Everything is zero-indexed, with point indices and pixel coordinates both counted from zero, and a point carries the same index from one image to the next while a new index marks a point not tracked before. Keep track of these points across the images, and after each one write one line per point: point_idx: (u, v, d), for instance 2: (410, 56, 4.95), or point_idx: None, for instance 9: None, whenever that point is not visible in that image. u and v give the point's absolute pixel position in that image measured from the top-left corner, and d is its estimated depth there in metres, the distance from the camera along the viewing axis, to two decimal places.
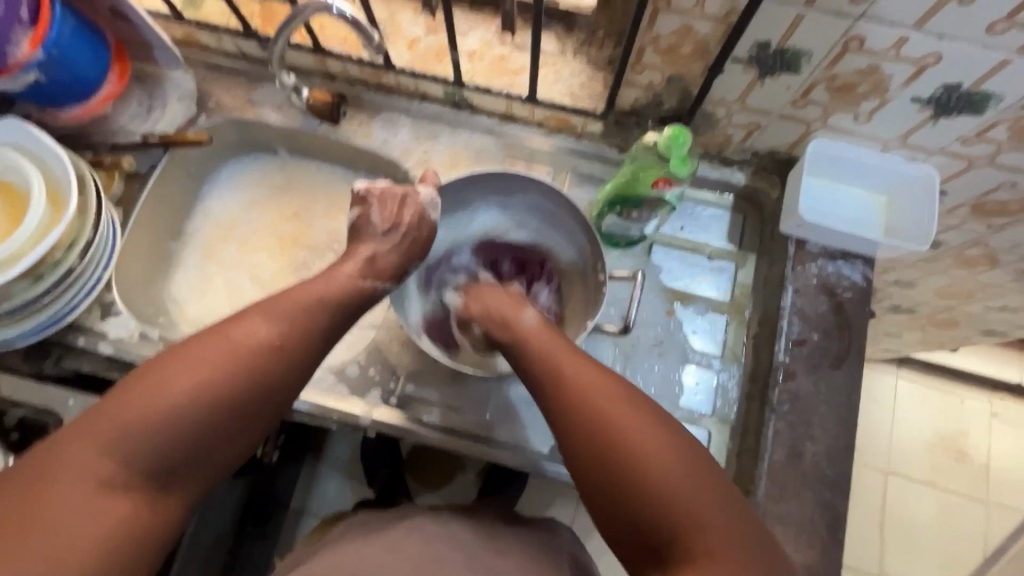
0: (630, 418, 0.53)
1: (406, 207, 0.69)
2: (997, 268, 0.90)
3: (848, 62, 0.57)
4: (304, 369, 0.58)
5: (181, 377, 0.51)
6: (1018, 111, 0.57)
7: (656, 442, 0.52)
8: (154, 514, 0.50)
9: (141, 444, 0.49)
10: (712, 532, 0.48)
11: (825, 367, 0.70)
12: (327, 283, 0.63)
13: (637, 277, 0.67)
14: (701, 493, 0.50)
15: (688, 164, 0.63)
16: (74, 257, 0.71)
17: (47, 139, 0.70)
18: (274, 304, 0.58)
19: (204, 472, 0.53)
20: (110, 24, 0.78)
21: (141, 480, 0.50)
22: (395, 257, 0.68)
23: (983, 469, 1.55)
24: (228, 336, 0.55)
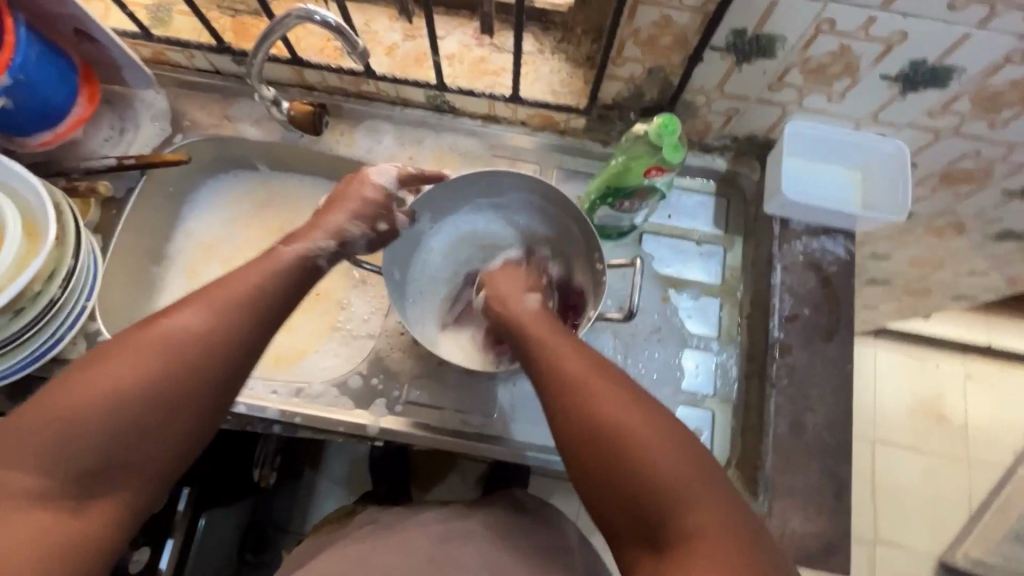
0: (615, 402, 0.52)
1: (357, 179, 0.70)
2: (965, 234, 0.94)
3: (820, 44, 0.60)
4: (242, 360, 0.55)
5: (106, 375, 0.49)
6: (980, 82, 0.60)
7: (622, 409, 0.52)
8: (84, 523, 0.48)
9: (71, 443, 0.47)
10: (699, 515, 0.47)
11: (818, 339, 0.73)
12: (265, 265, 0.61)
13: (636, 264, 0.68)
14: (669, 458, 0.49)
15: (680, 151, 0.63)
16: (55, 287, 0.68)
17: (17, 168, 0.67)
18: (210, 292, 0.56)
19: (144, 474, 0.51)
20: (75, 46, 0.76)
21: (65, 487, 0.47)
22: (341, 214, 0.67)
23: (962, 430, 1.62)
24: (159, 327, 0.53)
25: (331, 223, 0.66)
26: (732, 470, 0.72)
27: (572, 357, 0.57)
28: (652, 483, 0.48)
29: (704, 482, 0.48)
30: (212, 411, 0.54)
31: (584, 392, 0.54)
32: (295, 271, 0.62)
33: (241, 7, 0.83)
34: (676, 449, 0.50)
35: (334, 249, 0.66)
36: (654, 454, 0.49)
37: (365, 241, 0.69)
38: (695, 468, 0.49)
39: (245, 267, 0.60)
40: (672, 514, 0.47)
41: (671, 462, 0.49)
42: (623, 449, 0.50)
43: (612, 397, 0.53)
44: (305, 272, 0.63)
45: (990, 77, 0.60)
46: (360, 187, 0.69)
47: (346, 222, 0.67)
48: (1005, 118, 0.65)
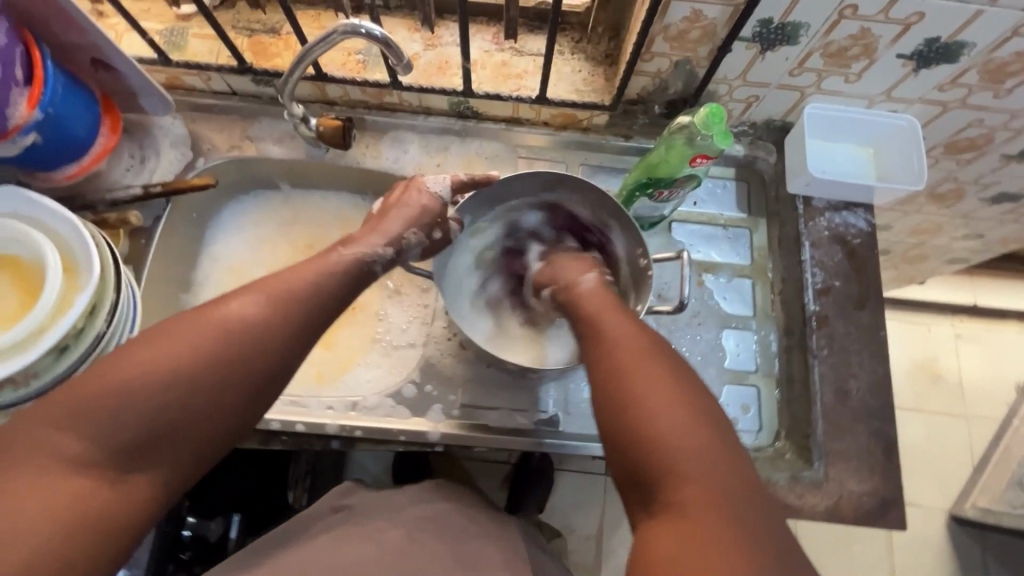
0: (653, 371, 0.53)
1: (413, 187, 0.72)
2: (965, 198, 0.99)
3: (841, 29, 0.63)
4: (283, 361, 0.55)
5: (159, 350, 0.50)
6: (988, 55, 0.64)
7: (645, 386, 0.52)
8: (110, 498, 0.47)
9: (108, 420, 0.47)
10: (712, 482, 0.47)
11: (851, 308, 0.76)
12: (324, 264, 0.62)
13: (682, 256, 0.71)
14: (685, 441, 0.49)
15: (728, 138, 0.64)
16: (100, 321, 0.67)
17: (52, 204, 0.66)
18: (267, 284, 0.57)
19: (173, 458, 0.50)
20: (93, 77, 0.74)
21: (100, 457, 0.47)
22: (400, 223, 0.69)
23: (958, 387, 1.70)
24: (211, 316, 0.53)
25: (388, 230, 0.68)
26: (783, 440, 0.75)
27: (613, 331, 0.58)
28: (672, 447, 0.49)
29: (718, 467, 0.48)
30: (246, 405, 0.53)
31: (615, 364, 0.55)
32: (352, 273, 0.63)
33: (257, 26, 0.82)
34: (694, 432, 0.49)
35: (391, 256, 0.68)
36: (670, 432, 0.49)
37: (419, 248, 0.71)
38: (715, 443, 0.49)
39: (303, 264, 0.61)
40: (673, 489, 0.47)
41: (692, 447, 0.48)
42: (641, 423, 0.50)
43: (642, 375, 0.53)
44: (360, 275, 0.64)
45: (997, 49, 0.64)
46: (417, 195, 0.71)
47: (405, 230, 0.69)
48: (1009, 88, 0.69)
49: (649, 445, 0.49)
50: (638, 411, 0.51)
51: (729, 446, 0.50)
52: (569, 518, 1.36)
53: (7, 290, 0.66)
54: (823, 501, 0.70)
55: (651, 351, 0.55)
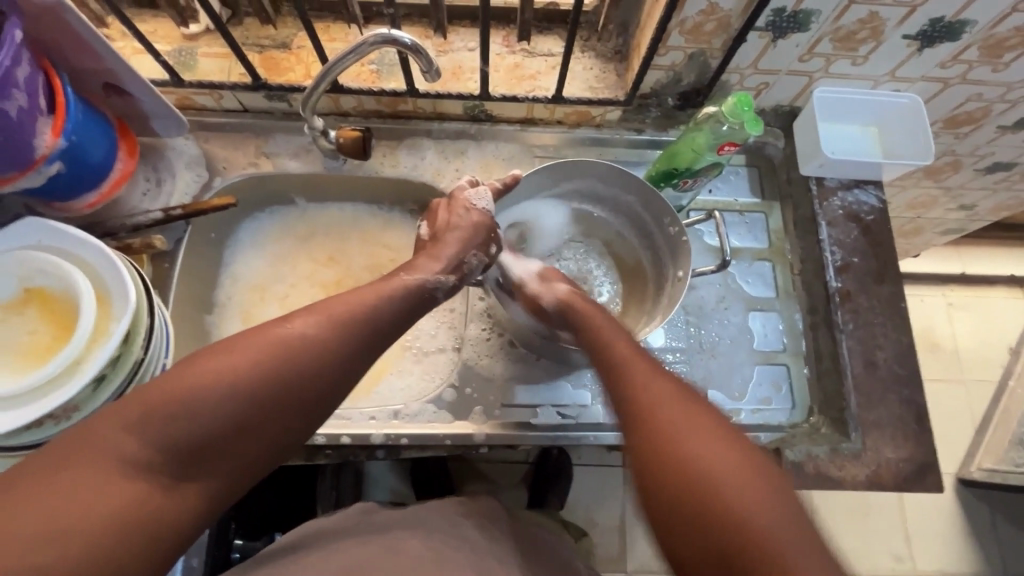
0: (689, 423, 0.52)
1: (459, 205, 0.72)
2: (960, 171, 1.03)
3: (850, 14, 0.66)
4: (335, 385, 0.55)
5: (221, 362, 0.50)
6: (988, 31, 0.67)
7: (678, 427, 0.51)
8: (162, 502, 0.46)
9: (166, 424, 0.47)
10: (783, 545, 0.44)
11: (872, 282, 0.79)
12: (381, 285, 0.62)
13: (720, 221, 0.74)
14: (734, 483, 0.47)
15: (758, 125, 0.65)
16: (137, 347, 0.66)
17: (81, 235, 0.65)
18: (327, 304, 0.58)
19: (220, 469, 0.49)
20: (105, 102, 0.73)
21: (159, 462, 0.46)
22: (458, 247, 0.69)
23: (953, 354, 1.76)
24: (270, 334, 0.53)
25: (447, 256, 0.68)
26: (817, 416, 0.76)
27: (638, 366, 0.58)
28: (731, 511, 0.46)
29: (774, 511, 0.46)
30: (295, 423, 0.53)
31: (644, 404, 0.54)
32: (414, 299, 0.64)
33: (267, 41, 0.82)
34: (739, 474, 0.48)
35: (453, 283, 0.68)
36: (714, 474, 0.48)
37: (482, 268, 0.72)
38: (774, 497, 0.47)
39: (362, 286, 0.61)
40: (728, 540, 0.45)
41: (755, 505, 0.46)
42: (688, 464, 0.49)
43: (675, 420, 0.52)
44: (421, 299, 0.65)
45: (997, 26, 0.67)
46: (465, 212, 0.72)
47: (465, 253, 0.69)
48: (1007, 62, 0.73)
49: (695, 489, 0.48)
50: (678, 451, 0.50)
51: (777, 485, 0.48)
52: (593, 512, 1.37)
53: (38, 323, 0.65)
54: (862, 470, 0.72)
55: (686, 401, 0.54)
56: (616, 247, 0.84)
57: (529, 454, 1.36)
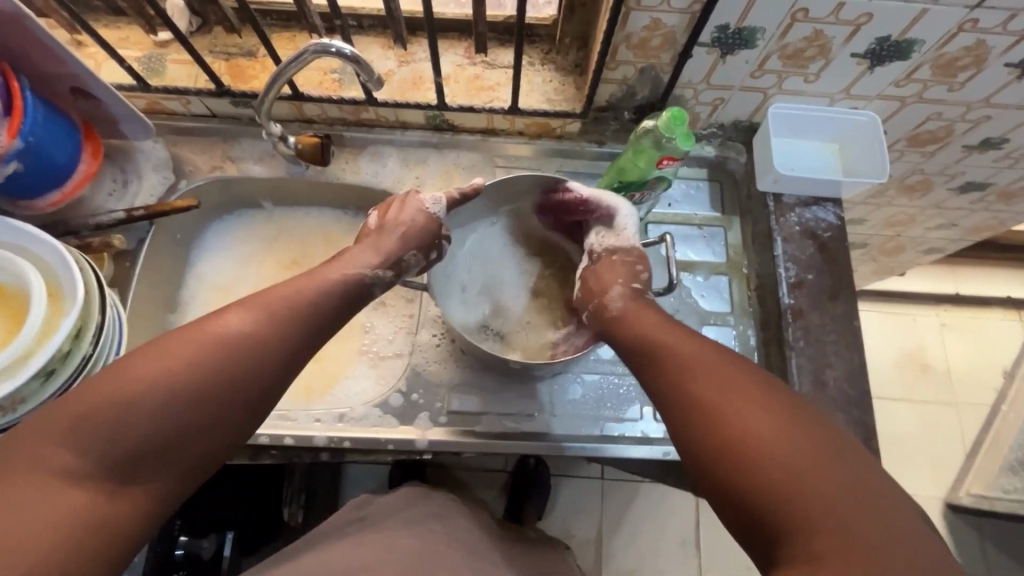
0: (736, 397, 0.51)
1: (409, 204, 0.72)
2: (933, 190, 1.02)
3: (796, 32, 0.66)
4: (280, 373, 0.57)
5: (162, 362, 0.51)
6: (938, 51, 0.67)
7: (725, 400, 0.51)
8: (110, 505, 0.47)
9: (106, 428, 0.47)
10: (841, 511, 0.44)
11: (825, 300, 0.78)
12: (316, 279, 0.63)
13: (667, 241, 0.73)
14: (792, 455, 0.47)
15: (691, 139, 0.66)
16: (85, 344, 0.67)
17: (36, 231, 0.67)
18: (262, 298, 0.59)
19: (169, 467, 0.50)
20: (73, 105, 0.76)
21: (101, 469, 0.47)
22: (398, 245, 0.69)
23: (945, 375, 1.72)
24: (206, 330, 0.54)
25: (387, 251, 0.69)
26: None
27: (693, 358, 0.56)
28: (785, 480, 0.46)
29: (869, 508, 0.44)
30: (244, 413, 0.54)
31: (705, 399, 0.52)
32: (346, 298, 0.64)
33: (234, 50, 0.84)
34: (831, 469, 0.46)
35: (388, 279, 0.69)
36: (806, 471, 0.45)
37: (419, 268, 0.72)
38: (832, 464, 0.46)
39: (299, 278, 0.63)
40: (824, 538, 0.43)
41: (810, 473, 0.45)
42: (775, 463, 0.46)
43: (718, 397, 0.52)
44: (357, 297, 0.65)
45: (946, 45, 0.66)
46: (413, 212, 0.72)
47: (404, 252, 0.70)
48: (962, 81, 0.72)
49: (778, 490, 0.45)
50: (756, 451, 0.47)
51: (836, 456, 0.47)
52: (569, 524, 1.36)
53: None
54: None
55: (735, 375, 0.53)
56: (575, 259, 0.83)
57: (507, 463, 1.34)
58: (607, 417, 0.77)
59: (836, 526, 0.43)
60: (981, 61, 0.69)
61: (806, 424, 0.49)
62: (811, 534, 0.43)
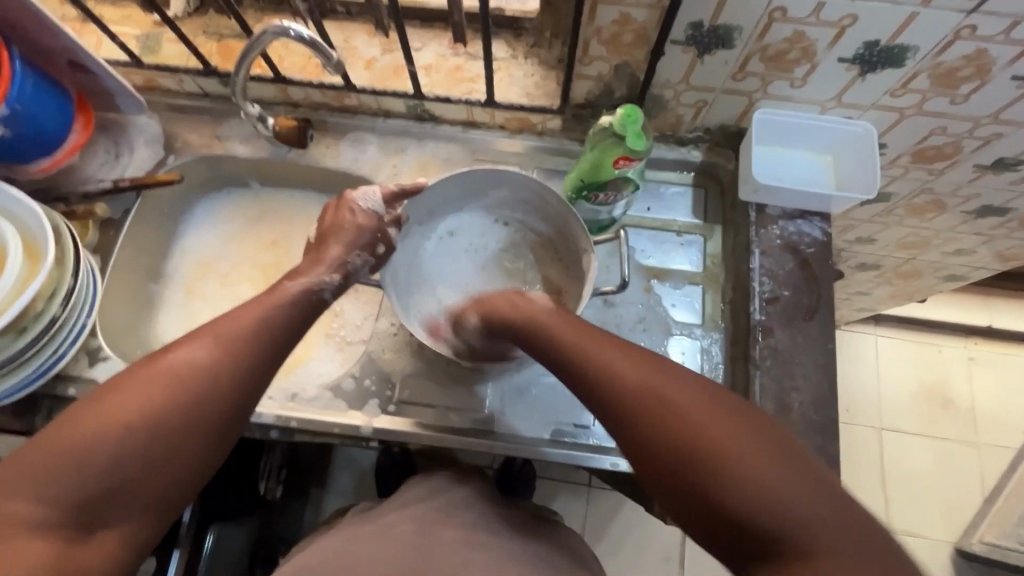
0: (674, 396, 0.50)
1: (346, 207, 0.72)
2: (946, 211, 0.94)
3: (775, 32, 0.63)
4: (241, 399, 0.57)
5: (114, 406, 0.51)
6: (935, 59, 0.62)
7: (661, 401, 0.50)
8: (84, 551, 0.49)
9: (68, 475, 0.48)
10: (791, 497, 0.44)
11: (800, 319, 0.74)
12: (268, 302, 0.63)
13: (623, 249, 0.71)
14: (735, 451, 0.46)
15: (643, 138, 0.66)
16: (56, 305, 0.71)
17: (18, 195, 0.71)
18: (213, 327, 0.58)
19: (142, 504, 0.52)
20: (71, 77, 0.79)
21: (64, 518, 0.48)
22: (342, 249, 0.70)
23: (969, 413, 1.60)
24: (158, 367, 0.54)
25: (331, 257, 0.69)
26: None
27: (620, 359, 0.54)
28: (735, 475, 0.45)
29: (837, 513, 0.44)
30: (211, 441, 0.55)
31: (642, 404, 0.50)
32: (301, 304, 0.65)
33: (225, 31, 0.87)
34: (775, 458, 0.46)
35: (339, 283, 0.69)
36: (751, 466, 0.45)
37: (367, 268, 0.73)
38: (771, 448, 0.47)
39: (247, 303, 0.62)
40: (777, 532, 0.44)
41: (754, 464, 0.46)
42: (729, 476, 0.46)
43: (653, 395, 0.50)
44: (311, 304, 0.66)
45: (943, 53, 0.62)
46: (353, 215, 0.72)
47: (347, 254, 0.70)
48: (965, 93, 0.67)
49: (730, 484, 0.45)
50: (694, 458, 0.47)
51: (773, 440, 0.47)
52: None
53: None
54: None
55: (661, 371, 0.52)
56: (541, 250, 0.82)
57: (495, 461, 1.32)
58: (560, 420, 0.75)
59: (792, 509, 0.44)
60: (984, 72, 0.63)
61: (731, 409, 0.49)
62: (766, 526, 0.44)
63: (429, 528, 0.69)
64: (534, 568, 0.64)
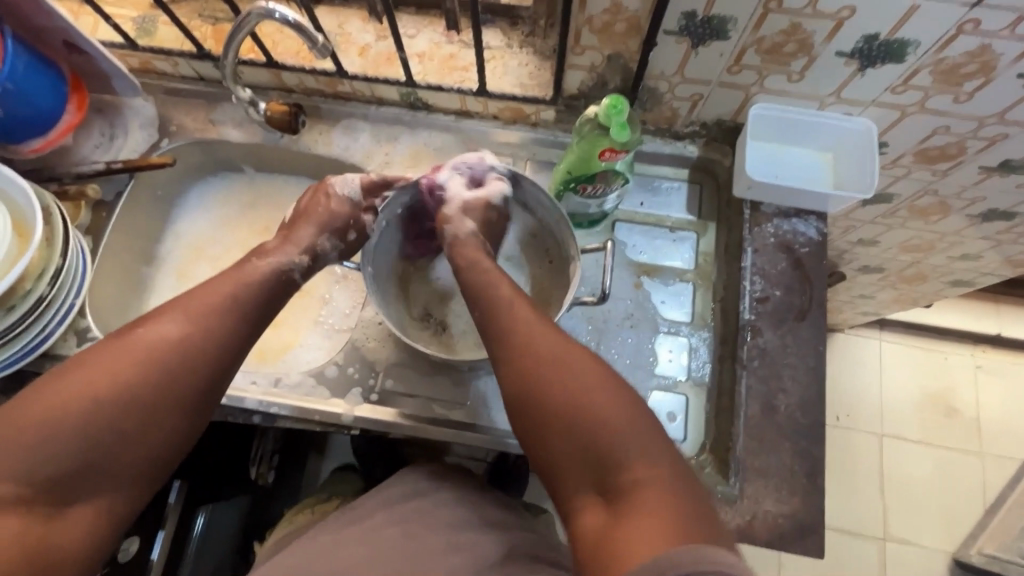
0: (567, 360, 0.55)
1: (322, 192, 0.74)
2: (951, 214, 0.92)
3: (771, 24, 0.61)
4: (215, 376, 0.58)
5: (85, 379, 0.52)
6: (937, 54, 0.60)
7: (553, 362, 0.55)
8: (60, 524, 0.51)
9: (39, 447, 0.50)
10: (635, 459, 0.50)
11: (790, 320, 0.73)
12: (245, 278, 0.63)
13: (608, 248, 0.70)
14: (601, 412, 0.52)
15: (627, 130, 0.65)
16: (44, 284, 0.71)
17: (10, 174, 0.71)
18: (183, 303, 0.59)
19: (113, 478, 0.53)
20: (66, 58, 0.79)
21: (36, 490, 0.50)
22: (313, 231, 0.72)
23: (973, 423, 1.56)
24: (133, 342, 0.55)
25: (300, 239, 0.71)
26: (706, 453, 0.71)
27: (525, 324, 0.59)
28: (594, 431, 0.51)
29: (684, 484, 0.49)
30: (182, 418, 0.56)
31: (538, 361, 0.56)
32: (271, 284, 0.65)
33: (221, 15, 0.87)
34: (634, 425, 0.52)
35: (308, 263, 0.70)
36: (610, 426, 0.51)
37: (336, 253, 0.74)
38: (634, 417, 0.52)
39: (217, 280, 0.63)
40: (616, 482, 0.50)
41: (612, 425, 0.51)
42: (591, 430, 0.52)
43: (547, 355, 0.56)
44: (280, 284, 0.66)
45: (945, 49, 0.60)
46: (327, 199, 0.73)
47: (317, 237, 0.72)
48: (969, 92, 0.64)
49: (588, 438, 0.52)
50: (567, 411, 0.53)
51: (638, 411, 0.53)
52: None
53: None
54: (735, 518, 0.66)
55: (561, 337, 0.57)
56: (538, 255, 0.80)
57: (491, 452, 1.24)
58: None
59: (633, 466, 0.50)
60: (989, 68, 0.61)
61: (610, 382, 0.54)
62: (611, 477, 0.50)
63: (407, 518, 0.69)
64: (510, 562, 0.64)
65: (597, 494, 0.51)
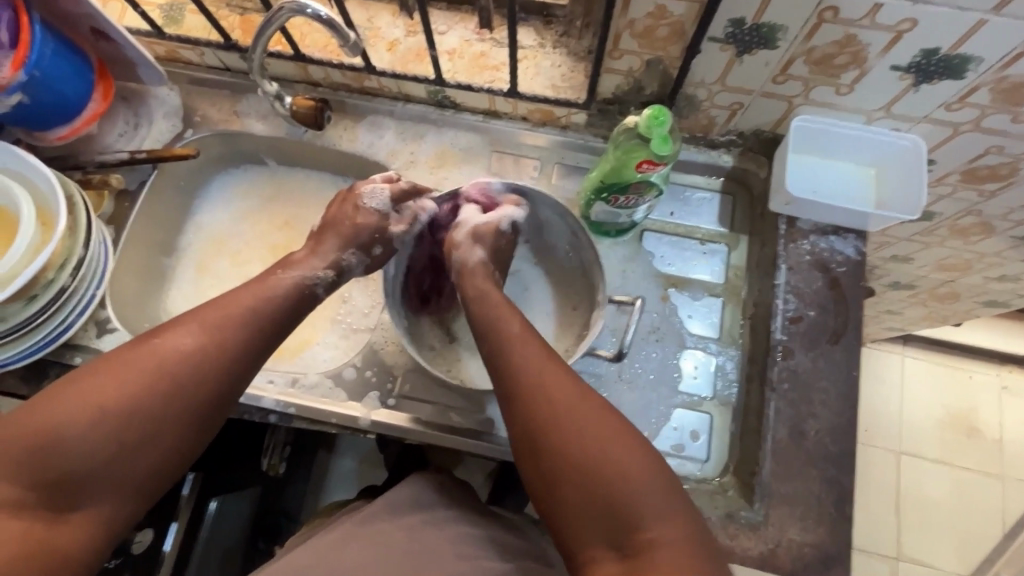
0: (583, 401, 0.54)
1: (350, 202, 0.73)
2: (993, 235, 0.88)
3: (824, 34, 0.58)
4: (225, 392, 0.57)
5: (97, 388, 0.52)
6: (999, 72, 0.57)
7: (570, 403, 0.54)
8: (64, 531, 0.50)
9: (46, 455, 0.49)
10: (649, 511, 0.49)
11: (824, 342, 0.70)
12: (263, 290, 0.63)
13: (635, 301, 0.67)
14: (617, 460, 0.51)
15: (669, 143, 0.62)
16: (66, 275, 0.71)
17: (34, 162, 0.70)
18: (200, 314, 0.58)
19: (116, 489, 0.52)
20: (93, 45, 0.78)
21: (42, 495, 0.49)
22: (338, 244, 0.71)
23: (995, 445, 1.52)
24: (145, 352, 0.54)
25: (327, 252, 0.70)
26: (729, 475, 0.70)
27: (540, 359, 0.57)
28: (609, 480, 0.50)
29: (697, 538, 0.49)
30: (188, 433, 0.55)
31: (554, 400, 0.54)
32: (292, 298, 0.64)
33: (249, 5, 0.85)
34: (651, 474, 0.50)
35: (332, 279, 0.69)
36: (625, 476, 0.50)
37: (361, 267, 0.73)
38: (650, 466, 0.51)
39: (235, 291, 0.62)
40: (631, 535, 0.49)
41: (627, 475, 0.50)
42: (608, 480, 0.50)
43: (562, 395, 0.54)
44: (301, 297, 0.65)
45: (1009, 66, 0.56)
46: (353, 210, 0.72)
47: (343, 251, 0.70)
48: None
49: (604, 488, 0.50)
50: (583, 457, 0.51)
51: (653, 460, 0.52)
52: None
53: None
54: (758, 545, 0.64)
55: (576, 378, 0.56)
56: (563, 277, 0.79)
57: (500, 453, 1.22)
58: None
59: (648, 518, 0.49)
60: None
61: (628, 428, 0.53)
62: (627, 529, 0.49)
63: (421, 527, 0.68)
64: None
65: (610, 546, 0.50)
